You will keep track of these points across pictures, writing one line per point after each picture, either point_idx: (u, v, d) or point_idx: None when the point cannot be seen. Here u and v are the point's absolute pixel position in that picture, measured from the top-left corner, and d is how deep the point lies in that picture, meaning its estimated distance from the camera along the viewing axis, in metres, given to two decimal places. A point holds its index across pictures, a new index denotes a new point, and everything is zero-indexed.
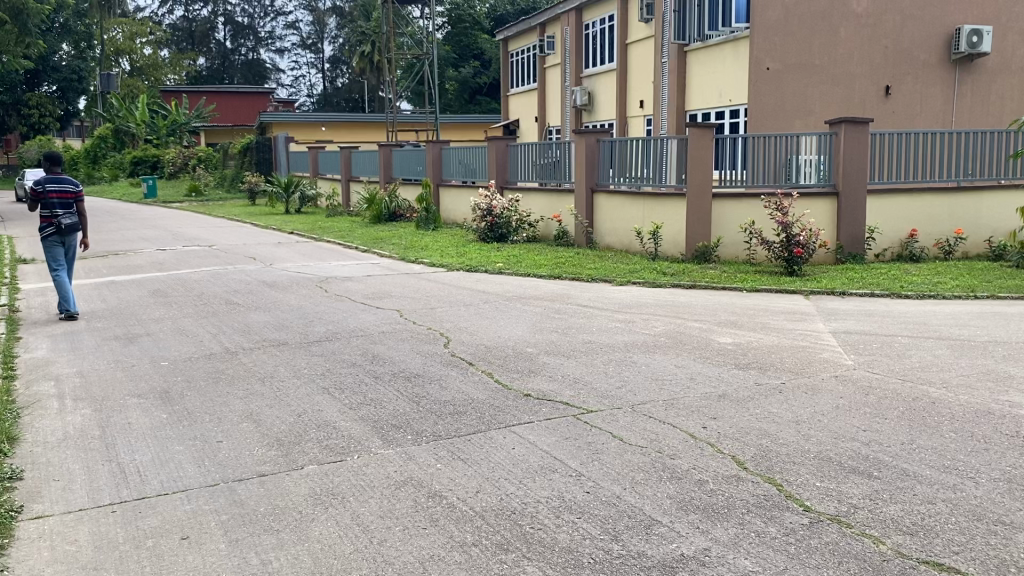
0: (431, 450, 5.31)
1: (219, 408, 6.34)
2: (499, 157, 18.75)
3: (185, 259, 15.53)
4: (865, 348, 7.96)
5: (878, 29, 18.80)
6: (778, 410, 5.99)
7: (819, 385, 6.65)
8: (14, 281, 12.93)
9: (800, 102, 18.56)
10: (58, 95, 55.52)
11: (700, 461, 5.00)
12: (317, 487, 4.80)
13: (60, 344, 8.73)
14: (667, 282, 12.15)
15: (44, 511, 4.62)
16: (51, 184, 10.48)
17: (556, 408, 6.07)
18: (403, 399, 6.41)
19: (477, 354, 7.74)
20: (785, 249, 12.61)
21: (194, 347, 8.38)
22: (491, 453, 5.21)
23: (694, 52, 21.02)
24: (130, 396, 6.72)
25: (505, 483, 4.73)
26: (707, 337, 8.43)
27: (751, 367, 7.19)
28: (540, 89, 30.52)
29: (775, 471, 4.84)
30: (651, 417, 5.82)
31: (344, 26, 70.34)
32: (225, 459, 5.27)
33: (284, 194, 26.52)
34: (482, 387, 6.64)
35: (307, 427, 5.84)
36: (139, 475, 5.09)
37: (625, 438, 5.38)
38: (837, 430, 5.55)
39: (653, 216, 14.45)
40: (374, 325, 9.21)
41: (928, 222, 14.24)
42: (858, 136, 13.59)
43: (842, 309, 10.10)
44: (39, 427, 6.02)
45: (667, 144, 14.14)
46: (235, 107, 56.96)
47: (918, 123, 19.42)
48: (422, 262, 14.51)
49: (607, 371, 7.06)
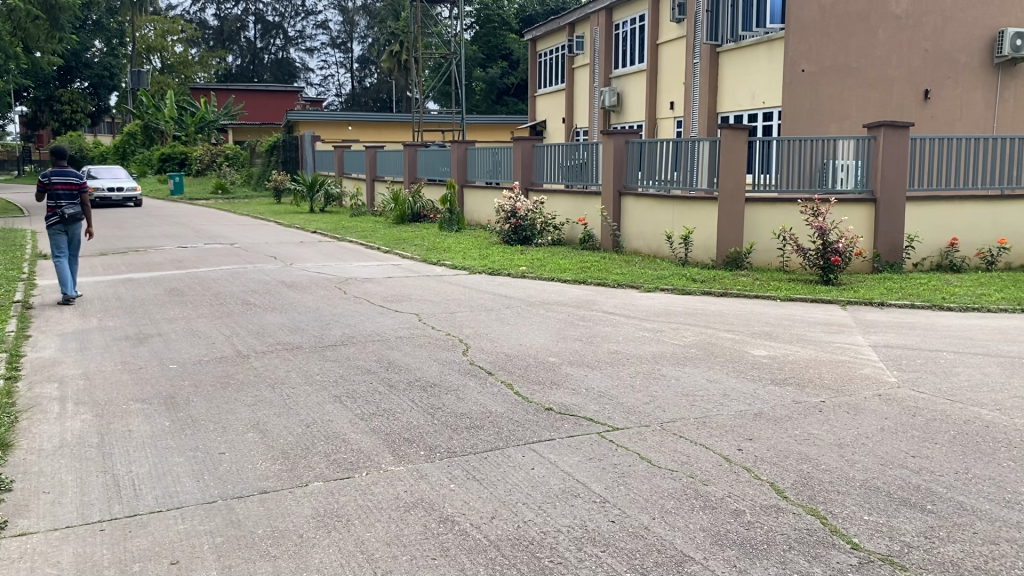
0: (445, 468, 4.96)
1: (225, 416, 6.03)
2: (525, 158, 18.44)
3: (205, 257, 15.31)
4: (907, 364, 7.50)
5: (918, 30, 18.24)
6: (819, 431, 5.58)
7: (862, 404, 6.22)
8: (30, 276, 12.73)
9: (835, 106, 18.07)
10: (89, 91, 56.40)
11: (736, 488, 4.60)
12: (321, 508, 4.46)
13: (68, 344, 8.46)
14: (697, 289, 11.74)
15: (28, 527, 4.31)
16: (57, 176, 10.86)
17: (578, 424, 5.69)
18: (419, 411, 6.07)
19: (497, 363, 7.39)
20: (822, 258, 12.17)
21: (205, 350, 8.08)
22: (508, 474, 4.84)
23: (726, 52, 20.56)
24: (133, 401, 6.43)
25: (523, 509, 4.36)
26: (740, 349, 8.02)
27: (788, 383, 6.77)
28: (568, 90, 30.14)
29: (818, 501, 4.44)
30: (681, 437, 5.43)
31: (374, 26, 70.48)
32: (227, 473, 4.94)
33: (308, 193, 26.41)
34: (501, 399, 6.28)
35: (315, 439, 5.51)
36: (134, 489, 4.77)
37: (653, 460, 5.00)
38: (884, 455, 5.14)
39: (684, 220, 14.04)
40: (391, 330, 8.86)
41: (971, 230, 13.68)
42: (898, 140, 13.10)
43: (881, 321, 9.62)
44: (36, 433, 5.73)
45: (699, 145, 13.72)
46: (263, 104, 57.09)
47: (958, 128, 18.81)
48: (444, 264, 14.20)
49: (635, 385, 6.65)
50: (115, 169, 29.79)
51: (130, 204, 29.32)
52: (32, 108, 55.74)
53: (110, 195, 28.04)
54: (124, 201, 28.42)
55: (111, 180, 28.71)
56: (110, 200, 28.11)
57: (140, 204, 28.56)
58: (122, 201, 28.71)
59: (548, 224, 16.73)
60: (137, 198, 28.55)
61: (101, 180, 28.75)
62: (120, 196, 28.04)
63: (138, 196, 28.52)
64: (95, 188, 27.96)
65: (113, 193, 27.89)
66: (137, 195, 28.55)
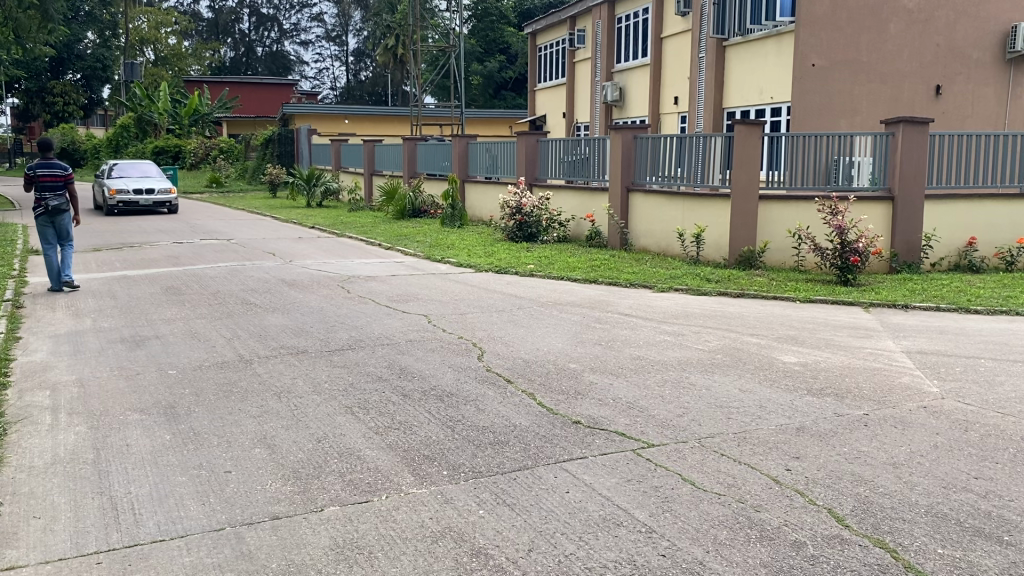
0: (472, 492, 4.56)
1: (231, 429, 5.62)
2: (529, 152, 18.05)
3: (202, 253, 14.86)
4: (947, 372, 7.10)
5: (930, 25, 17.88)
6: (869, 449, 5.20)
7: (909, 417, 5.83)
8: (20, 273, 12.26)
9: (846, 100, 17.67)
10: (82, 83, 55.71)
11: (792, 515, 4.23)
12: (339, 537, 4.06)
13: (62, 347, 8.04)
14: (713, 289, 11.36)
15: (18, 560, 3.91)
16: (41, 167, 10.63)
17: (610, 440, 5.30)
18: (436, 424, 5.67)
19: (515, 370, 6.99)
20: (840, 257, 11.81)
21: (205, 354, 7.67)
22: (542, 498, 4.45)
23: (733, 47, 20.21)
24: (131, 412, 6.01)
25: (563, 540, 3.98)
26: (769, 355, 7.64)
27: (827, 394, 6.38)
28: (568, 84, 29.69)
29: (884, 530, 4.07)
30: (723, 455, 5.05)
31: (369, 19, 70.09)
32: (234, 496, 4.54)
33: (305, 186, 25.94)
34: (525, 411, 5.88)
35: (328, 455, 5.11)
36: (133, 514, 4.37)
37: (696, 482, 4.62)
38: (945, 476, 4.76)
39: (695, 217, 13.66)
40: (401, 333, 8.44)
41: (989, 228, 13.32)
42: (917, 137, 12.71)
43: (909, 325, 9.21)
44: (26, 448, 5.33)
45: (711, 141, 13.37)
46: (258, 98, 56.52)
47: (970, 124, 18.49)
48: (449, 261, 13.79)
49: (664, 396, 6.27)
50: (142, 164, 24.64)
51: (160, 210, 24.32)
52: (24, 100, 55.07)
53: (139, 200, 22.71)
54: (155, 207, 23.09)
55: (139, 179, 23.42)
56: (139, 206, 22.77)
57: (175, 209, 23.32)
58: (152, 207, 23.25)
59: (553, 221, 16.31)
60: (174, 202, 23.22)
61: (127, 179, 23.42)
62: (150, 200, 22.75)
63: (174, 202, 23.22)
64: (120, 189, 22.56)
65: (142, 197, 22.57)
66: (171, 200, 23.18)
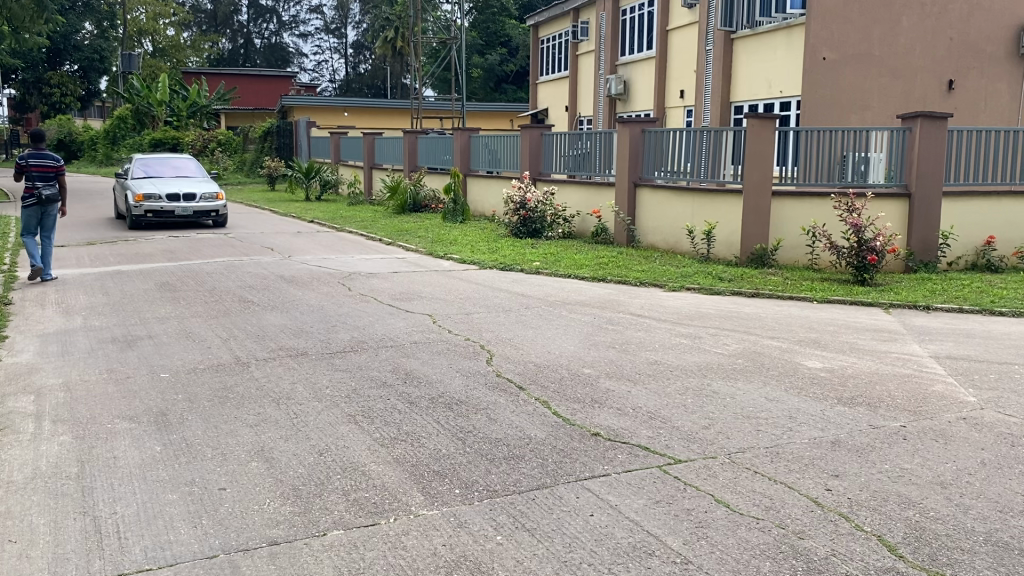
0: (487, 513, 4.19)
1: (226, 440, 5.24)
2: (533, 145, 17.64)
3: (198, 247, 14.46)
4: (983, 380, 6.73)
5: (944, 18, 17.47)
6: (913, 466, 4.84)
7: (950, 430, 5.47)
8: (11, 268, 11.82)
9: (857, 95, 17.29)
10: (79, 74, 54.90)
11: (839, 543, 3.87)
12: (343, 567, 3.69)
13: (50, 348, 7.63)
14: (726, 289, 10.98)
15: None
16: (33, 157, 10.24)
17: (634, 455, 4.93)
18: (446, 435, 5.30)
19: (526, 375, 6.62)
20: (856, 256, 11.43)
21: (200, 356, 7.28)
22: (564, 522, 4.08)
23: (741, 40, 19.80)
24: (120, 420, 5.64)
25: (590, 573, 3.62)
26: (793, 360, 7.27)
27: (858, 403, 6.02)
28: (572, 77, 29.27)
29: (943, 562, 3.70)
30: (757, 473, 4.68)
31: (369, 11, 69.58)
32: (227, 518, 4.17)
33: (304, 179, 25.51)
34: (540, 422, 5.52)
35: (330, 471, 4.73)
36: (119, 538, 4.00)
37: (731, 504, 4.26)
38: (998, 499, 4.39)
39: (705, 214, 13.27)
40: (405, 334, 8.06)
41: (1008, 227, 12.95)
42: (936, 133, 12.32)
43: (934, 328, 8.83)
44: (5, 460, 4.94)
45: (719, 135, 13.03)
46: (257, 90, 56.07)
47: (982, 120, 18.09)
48: (451, 258, 13.38)
49: (686, 405, 5.90)
50: (176, 160, 20.05)
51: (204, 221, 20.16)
52: (20, 91, 54.31)
53: (175, 208, 17.98)
54: (196, 216, 18.46)
55: (174, 182, 18.83)
56: (176, 216, 18.06)
57: (220, 220, 18.75)
58: (194, 218, 18.63)
59: (558, 217, 15.92)
60: (220, 211, 18.61)
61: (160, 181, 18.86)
62: (189, 209, 18.07)
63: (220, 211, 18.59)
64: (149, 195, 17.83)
65: (178, 206, 17.86)
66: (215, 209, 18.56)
